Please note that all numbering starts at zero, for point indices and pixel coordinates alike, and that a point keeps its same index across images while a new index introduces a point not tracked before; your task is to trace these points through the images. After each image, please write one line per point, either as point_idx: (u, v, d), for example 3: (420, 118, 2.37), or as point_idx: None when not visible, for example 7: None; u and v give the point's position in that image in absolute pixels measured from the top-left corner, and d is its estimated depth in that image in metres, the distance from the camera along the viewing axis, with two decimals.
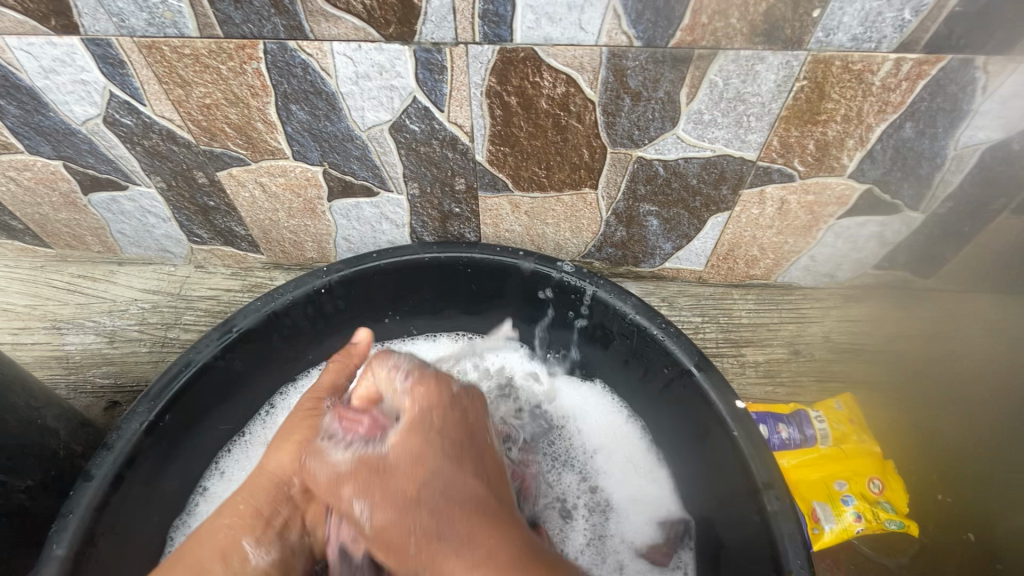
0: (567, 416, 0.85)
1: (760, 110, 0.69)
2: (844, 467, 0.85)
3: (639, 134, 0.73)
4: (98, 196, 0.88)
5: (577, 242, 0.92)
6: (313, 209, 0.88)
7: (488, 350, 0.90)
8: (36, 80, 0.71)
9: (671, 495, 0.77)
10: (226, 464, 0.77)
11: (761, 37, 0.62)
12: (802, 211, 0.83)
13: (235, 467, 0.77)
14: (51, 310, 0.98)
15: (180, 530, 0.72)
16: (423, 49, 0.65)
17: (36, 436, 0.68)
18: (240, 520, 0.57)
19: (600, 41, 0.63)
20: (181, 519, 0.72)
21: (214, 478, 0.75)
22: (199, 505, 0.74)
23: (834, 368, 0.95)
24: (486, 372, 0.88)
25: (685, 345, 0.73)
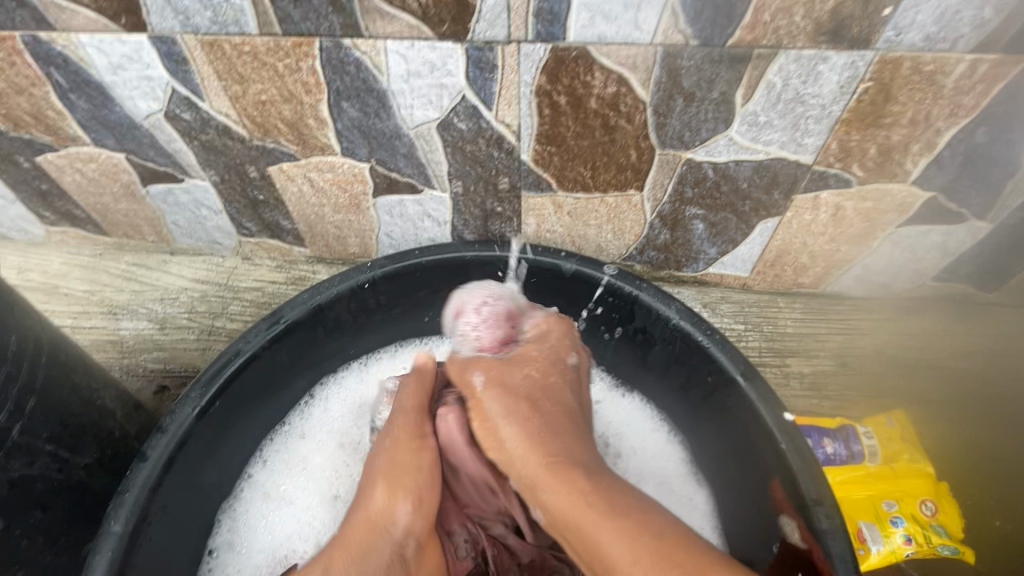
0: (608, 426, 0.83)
1: (820, 112, 0.67)
2: (894, 487, 0.81)
3: (690, 135, 0.71)
4: (156, 188, 0.92)
5: (619, 244, 0.91)
6: (357, 205, 0.89)
7: None
8: (105, 76, 0.74)
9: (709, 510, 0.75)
10: (269, 454, 0.79)
11: (826, 36, 0.60)
12: (858, 218, 0.80)
13: (275, 457, 0.78)
14: (107, 296, 1.02)
15: (224, 516, 0.74)
16: (475, 47, 0.65)
17: (96, 416, 0.71)
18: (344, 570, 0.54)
19: (656, 40, 0.62)
20: (224, 506, 0.74)
21: (256, 466, 0.77)
22: (244, 491, 0.76)
23: (884, 383, 0.91)
24: None
25: (731, 353, 0.71)
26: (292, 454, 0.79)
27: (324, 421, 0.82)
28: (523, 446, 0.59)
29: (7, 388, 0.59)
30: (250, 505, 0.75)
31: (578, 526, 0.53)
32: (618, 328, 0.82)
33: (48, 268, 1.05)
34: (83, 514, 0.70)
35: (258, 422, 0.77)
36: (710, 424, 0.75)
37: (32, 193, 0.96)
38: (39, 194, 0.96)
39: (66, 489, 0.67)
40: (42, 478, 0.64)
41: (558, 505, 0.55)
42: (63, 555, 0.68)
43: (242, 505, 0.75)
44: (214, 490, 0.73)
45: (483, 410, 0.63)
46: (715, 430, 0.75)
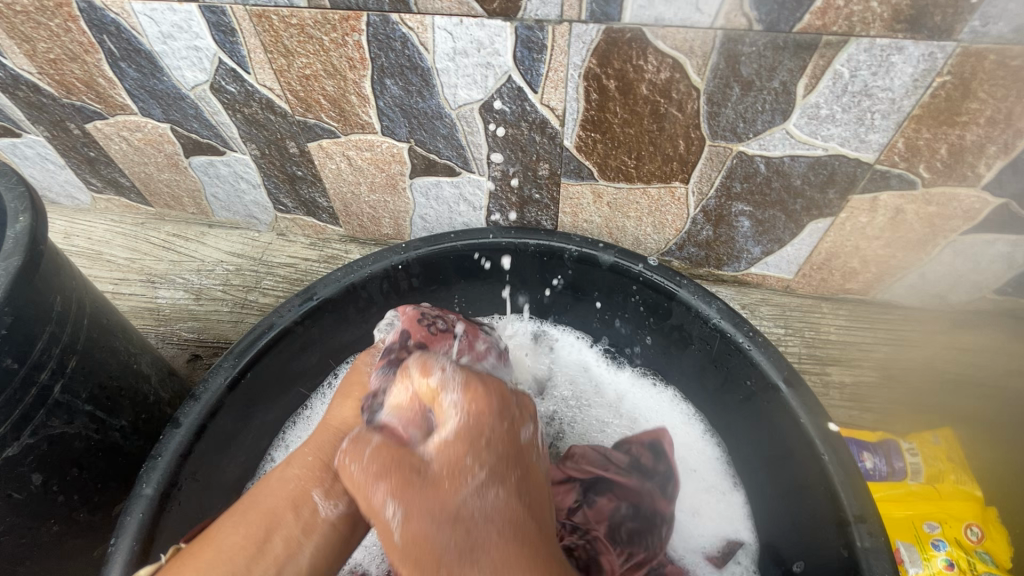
0: (638, 417, 0.82)
1: (889, 107, 0.63)
2: (939, 509, 0.77)
3: (744, 126, 0.68)
4: (198, 160, 0.93)
5: (658, 239, 0.88)
6: (394, 185, 0.89)
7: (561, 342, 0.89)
8: (155, 45, 0.74)
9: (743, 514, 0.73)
10: (291, 438, 0.79)
11: (904, 24, 0.56)
12: (919, 223, 0.75)
13: (298, 443, 0.79)
14: (147, 265, 1.05)
15: None
16: (525, 26, 0.62)
17: (132, 379, 0.72)
18: None
19: (717, 23, 0.58)
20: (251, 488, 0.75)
21: (280, 451, 0.78)
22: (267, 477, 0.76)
23: (931, 400, 0.87)
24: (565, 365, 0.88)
25: (774, 357, 0.68)
26: (316, 438, 0.80)
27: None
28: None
29: (49, 348, 0.61)
30: None
31: None
32: (653, 325, 0.80)
33: (92, 234, 1.08)
34: (118, 476, 0.71)
35: (288, 399, 0.78)
36: (744, 429, 0.73)
37: (81, 160, 0.98)
38: (87, 160, 0.98)
39: (102, 449, 0.69)
40: (78, 438, 0.65)
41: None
42: (97, 513, 0.70)
43: None
44: (242, 467, 0.73)
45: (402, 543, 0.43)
46: (749, 435, 0.72)
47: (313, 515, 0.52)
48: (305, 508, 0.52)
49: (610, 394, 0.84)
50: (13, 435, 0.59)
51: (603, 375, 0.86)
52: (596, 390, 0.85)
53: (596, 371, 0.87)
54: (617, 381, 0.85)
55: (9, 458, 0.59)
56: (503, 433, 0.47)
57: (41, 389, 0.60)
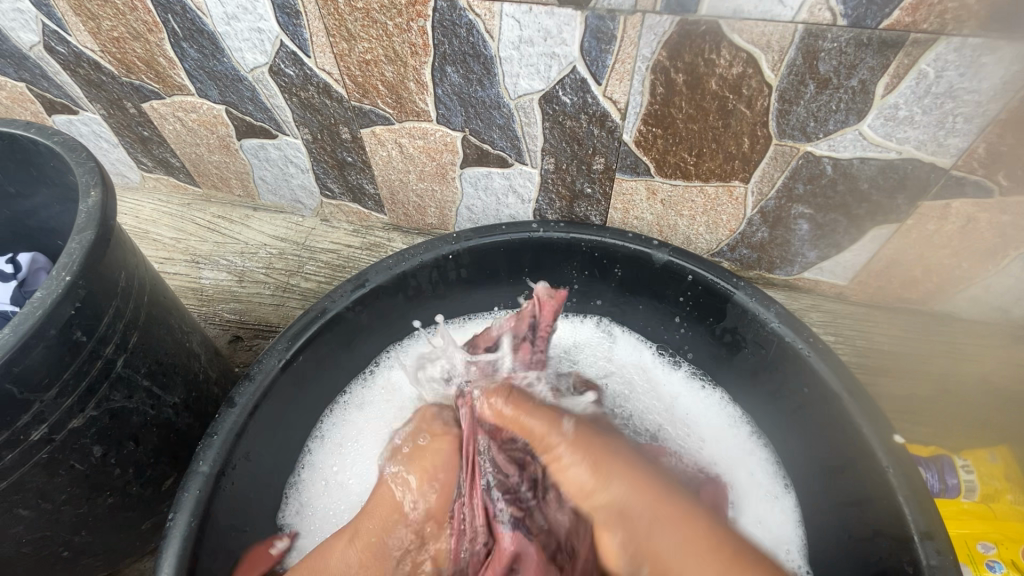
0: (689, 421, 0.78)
1: (973, 110, 0.60)
2: (993, 529, 0.74)
3: (815, 126, 0.66)
4: (250, 142, 0.93)
5: (710, 239, 0.86)
6: (443, 174, 0.88)
7: (616, 338, 0.85)
8: (218, 26, 0.74)
9: (797, 527, 0.70)
10: (327, 429, 0.77)
11: (999, 23, 0.53)
12: (991, 232, 0.73)
13: (332, 435, 0.77)
14: (192, 245, 1.06)
15: (290, 494, 0.72)
16: (596, 16, 0.61)
17: (185, 357, 0.73)
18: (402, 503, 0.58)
19: (799, 17, 0.56)
20: (291, 478, 0.73)
21: (316, 443, 0.76)
22: (303, 472, 0.74)
23: (987, 416, 0.84)
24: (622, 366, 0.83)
25: (834, 364, 0.66)
26: (351, 427, 0.77)
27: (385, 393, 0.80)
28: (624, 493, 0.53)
29: (115, 323, 0.62)
30: (313, 486, 0.73)
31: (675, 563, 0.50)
32: (704, 327, 0.78)
33: (140, 213, 1.10)
34: (169, 452, 0.72)
35: (335, 385, 0.78)
36: (801, 438, 0.71)
37: (134, 138, 0.99)
38: (139, 139, 0.99)
39: (156, 425, 0.69)
40: (134, 412, 0.66)
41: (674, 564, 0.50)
42: (148, 487, 0.71)
43: (303, 485, 0.73)
44: (285, 453, 0.72)
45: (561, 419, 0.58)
46: (805, 443, 0.71)
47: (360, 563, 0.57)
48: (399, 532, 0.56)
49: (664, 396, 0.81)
50: (78, 407, 0.60)
51: (657, 375, 0.82)
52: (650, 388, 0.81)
53: (654, 370, 0.83)
54: (671, 383, 0.82)
55: (73, 430, 0.60)
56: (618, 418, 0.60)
57: (106, 362, 0.61)
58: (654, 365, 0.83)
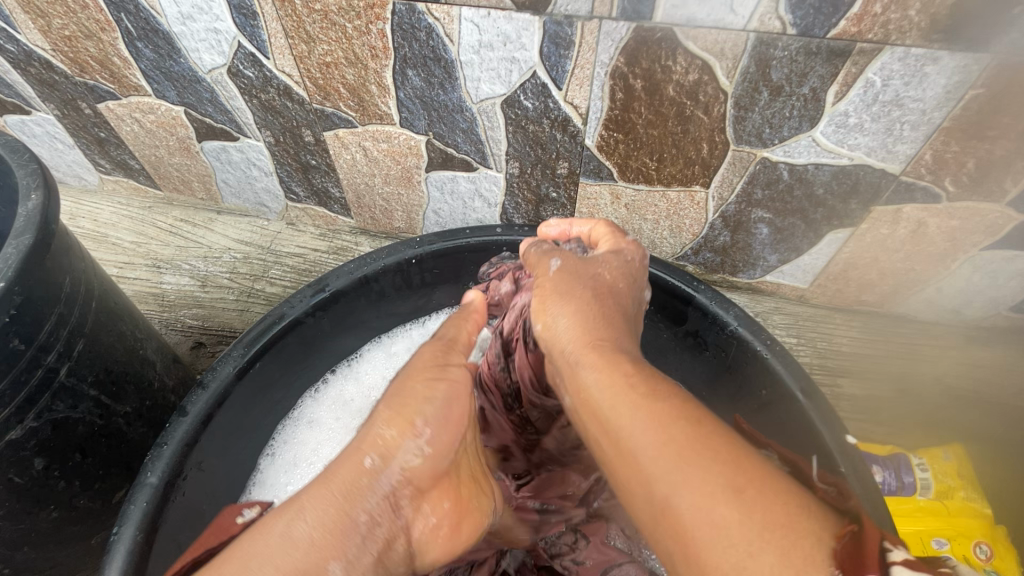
0: None
1: (918, 118, 0.62)
2: (947, 526, 0.76)
3: (770, 132, 0.67)
4: (211, 144, 0.91)
5: (674, 242, 0.87)
6: (409, 178, 0.87)
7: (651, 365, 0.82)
8: (173, 25, 0.73)
9: None
10: (277, 447, 0.75)
11: (940, 35, 0.55)
12: (940, 236, 0.75)
13: (284, 450, 0.75)
14: (152, 249, 1.03)
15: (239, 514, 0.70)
16: (554, 21, 0.61)
17: (138, 365, 0.71)
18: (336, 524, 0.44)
19: (750, 26, 0.57)
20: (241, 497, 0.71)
21: (266, 460, 0.74)
22: (252, 492, 0.72)
23: (942, 414, 0.86)
24: None
25: (791, 366, 0.67)
26: (303, 441, 0.76)
27: (337, 409, 0.79)
28: (562, 334, 0.51)
29: (57, 330, 0.59)
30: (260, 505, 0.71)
31: (603, 409, 0.44)
32: (667, 330, 0.79)
33: (98, 216, 1.07)
34: (120, 464, 0.70)
35: (291, 393, 0.76)
36: None
37: (91, 140, 0.97)
38: (96, 141, 0.97)
39: (104, 435, 0.67)
40: (81, 422, 0.64)
41: (627, 436, 0.41)
42: (97, 500, 0.69)
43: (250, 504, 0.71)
44: (237, 466, 0.70)
45: (543, 287, 0.55)
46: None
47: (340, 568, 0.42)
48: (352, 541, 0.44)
49: None
50: (17, 418, 0.57)
51: None
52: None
53: None
54: None
55: (12, 441, 0.58)
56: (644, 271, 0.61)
57: (47, 371, 0.59)
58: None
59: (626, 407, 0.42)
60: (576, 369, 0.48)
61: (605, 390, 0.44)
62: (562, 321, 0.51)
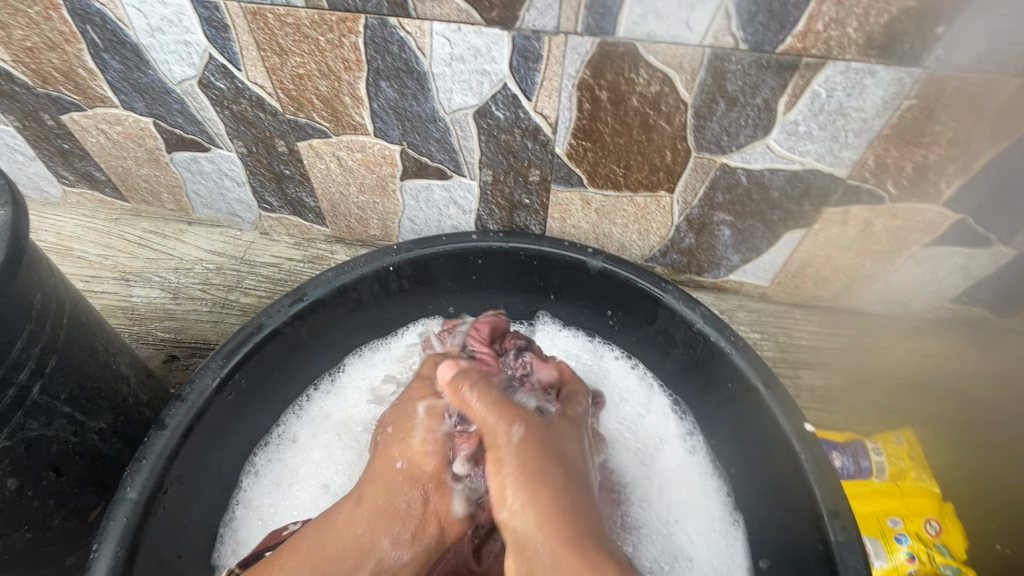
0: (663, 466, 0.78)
1: (861, 126, 0.67)
2: (901, 505, 0.81)
3: (728, 140, 0.71)
4: (181, 155, 0.91)
5: (642, 245, 0.91)
6: (384, 187, 0.89)
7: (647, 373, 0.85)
8: (142, 38, 0.73)
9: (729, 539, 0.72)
10: (261, 464, 0.75)
11: (876, 50, 0.59)
12: (885, 235, 0.80)
13: (267, 467, 0.75)
14: (121, 262, 1.01)
15: (225, 532, 0.70)
16: (522, 36, 0.64)
17: (111, 380, 0.70)
18: (376, 519, 0.55)
19: (705, 42, 0.61)
20: (225, 517, 0.71)
21: (251, 479, 0.74)
22: (238, 510, 0.72)
23: (895, 401, 0.92)
24: (637, 404, 0.83)
25: (754, 361, 0.71)
26: (286, 459, 0.76)
27: (320, 424, 0.79)
28: (533, 535, 0.50)
29: (29, 347, 0.59)
30: (246, 523, 0.71)
31: None
32: (638, 330, 0.83)
33: (62, 230, 1.04)
34: (96, 481, 0.69)
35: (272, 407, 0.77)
36: (730, 435, 0.75)
37: (53, 152, 0.95)
38: (59, 153, 0.95)
39: (79, 453, 0.66)
40: (55, 440, 0.63)
41: None
42: (72, 519, 0.67)
43: (234, 523, 0.71)
44: (221, 484, 0.71)
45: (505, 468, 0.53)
46: (747, 467, 0.73)
47: (379, 562, 0.54)
48: (371, 557, 0.53)
49: (662, 439, 0.80)
50: None
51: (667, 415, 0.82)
52: (645, 462, 0.78)
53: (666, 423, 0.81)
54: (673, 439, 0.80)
55: None
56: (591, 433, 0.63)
57: (19, 390, 0.58)
58: (666, 437, 0.81)
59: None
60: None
61: None
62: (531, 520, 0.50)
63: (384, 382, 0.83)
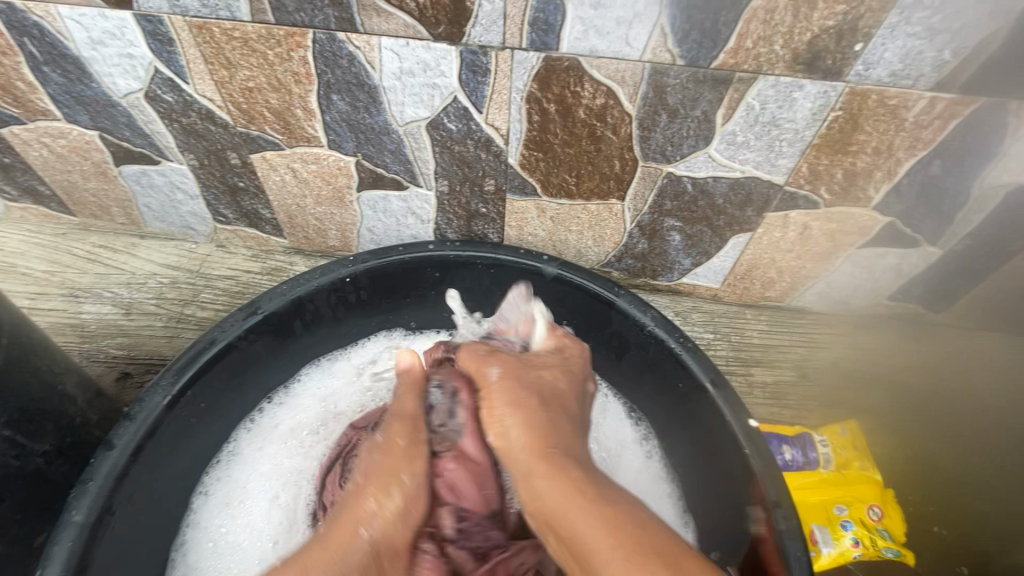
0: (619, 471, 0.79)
1: (793, 136, 0.71)
2: (846, 493, 0.85)
3: (672, 149, 0.74)
4: (130, 168, 0.89)
5: (598, 251, 0.93)
6: (341, 198, 0.89)
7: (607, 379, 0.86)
8: (83, 50, 0.71)
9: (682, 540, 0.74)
10: (211, 484, 0.73)
11: (802, 66, 0.63)
12: (824, 238, 0.85)
13: (218, 487, 0.73)
14: (69, 278, 0.98)
15: (175, 554, 0.69)
16: (469, 51, 0.65)
17: (56, 401, 0.68)
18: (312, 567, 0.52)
19: (645, 57, 0.64)
20: (175, 540, 0.70)
21: (200, 500, 0.72)
22: (188, 532, 0.70)
23: (841, 395, 0.96)
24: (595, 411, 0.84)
25: (702, 361, 0.74)
26: (237, 480, 0.74)
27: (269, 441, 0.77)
28: (514, 436, 0.56)
29: None
30: (196, 546, 0.70)
31: (561, 515, 0.49)
32: (594, 335, 0.85)
33: (5, 246, 1.00)
34: (39, 505, 0.67)
35: (227, 423, 0.76)
36: (682, 434, 0.78)
37: None
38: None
39: (22, 477, 0.64)
40: None
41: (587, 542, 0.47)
42: (17, 545, 0.65)
43: (183, 545, 0.70)
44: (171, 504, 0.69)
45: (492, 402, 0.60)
46: (699, 464, 0.76)
47: None
48: None
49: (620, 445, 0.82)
50: None
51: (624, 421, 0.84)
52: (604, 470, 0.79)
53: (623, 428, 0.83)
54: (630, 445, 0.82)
55: None
56: (586, 364, 0.69)
57: None
58: (624, 444, 0.82)
59: (581, 514, 0.48)
60: (528, 476, 0.53)
61: (558, 491, 0.51)
62: (513, 424, 0.57)
63: (333, 401, 0.82)
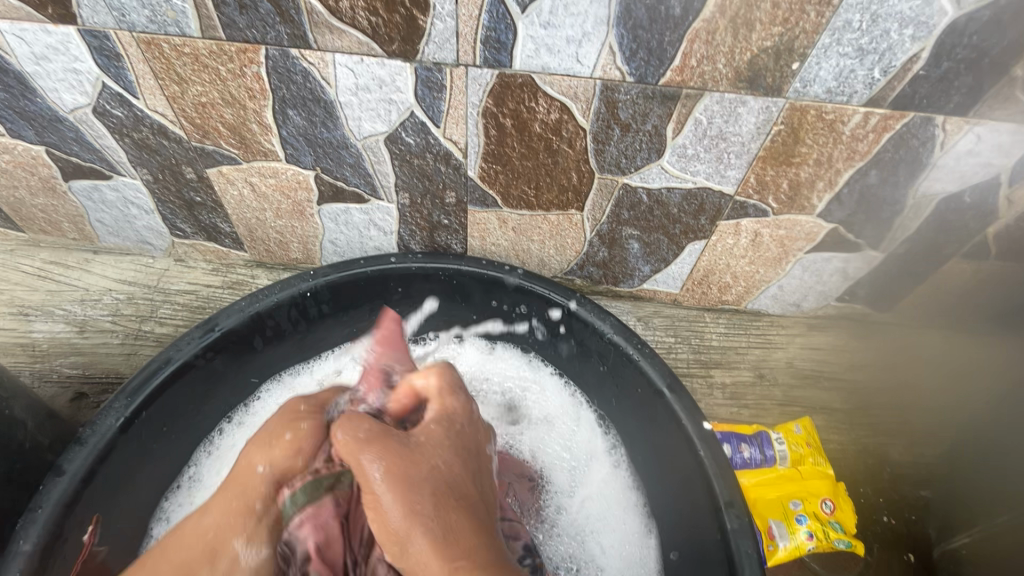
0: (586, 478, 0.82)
1: (740, 149, 0.73)
2: (801, 488, 0.89)
3: (626, 162, 0.76)
4: (80, 183, 0.86)
5: (560, 259, 0.95)
6: (301, 211, 0.88)
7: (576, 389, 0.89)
8: (26, 66, 0.70)
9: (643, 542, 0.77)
10: (172, 509, 0.72)
11: (744, 83, 0.66)
12: (774, 244, 0.88)
13: (179, 510, 0.72)
14: (18, 296, 0.95)
15: None
16: (423, 67, 0.66)
17: (3, 427, 0.66)
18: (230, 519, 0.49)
19: (595, 74, 0.66)
20: None
21: (160, 524, 0.71)
22: None
23: (795, 393, 1.00)
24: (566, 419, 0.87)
25: (659, 366, 0.76)
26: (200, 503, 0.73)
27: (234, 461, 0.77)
28: (407, 530, 0.47)
29: None
30: None
31: None
32: (558, 343, 0.87)
33: None
34: None
35: (186, 441, 0.75)
36: (643, 440, 0.80)
37: None
38: None
39: None
40: None
41: None
42: None
43: None
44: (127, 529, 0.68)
45: (377, 507, 0.48)
46: (658, 468, 0.77)
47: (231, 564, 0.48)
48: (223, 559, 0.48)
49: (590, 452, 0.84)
50: None
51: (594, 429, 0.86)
52: (575, 478, 0.82)
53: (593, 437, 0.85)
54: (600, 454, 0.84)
55: None
56: (476, 429, 0.59)
57: None
58: (593, 452, 0.84)
59: None
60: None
61: None
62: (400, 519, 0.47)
63: None
